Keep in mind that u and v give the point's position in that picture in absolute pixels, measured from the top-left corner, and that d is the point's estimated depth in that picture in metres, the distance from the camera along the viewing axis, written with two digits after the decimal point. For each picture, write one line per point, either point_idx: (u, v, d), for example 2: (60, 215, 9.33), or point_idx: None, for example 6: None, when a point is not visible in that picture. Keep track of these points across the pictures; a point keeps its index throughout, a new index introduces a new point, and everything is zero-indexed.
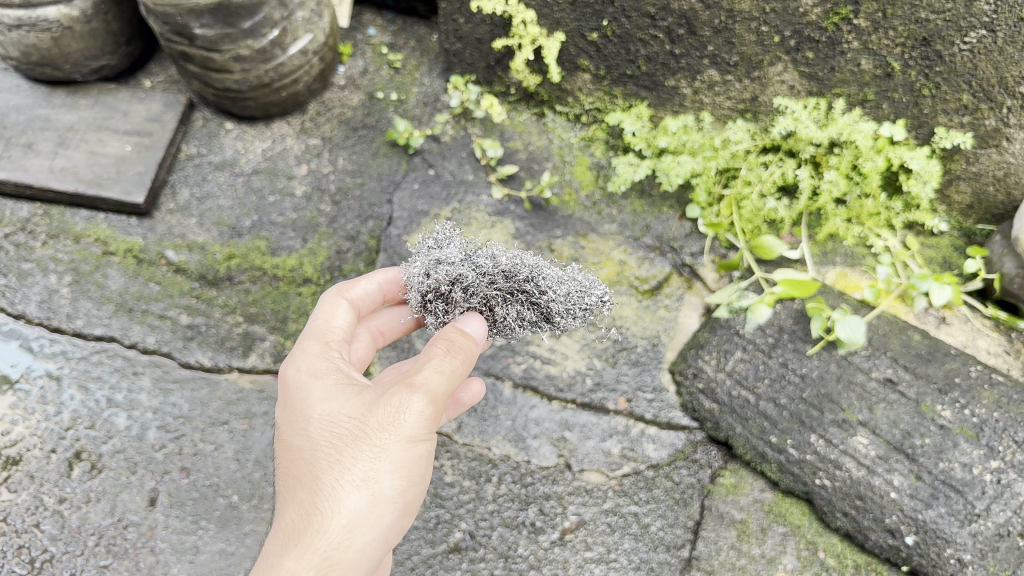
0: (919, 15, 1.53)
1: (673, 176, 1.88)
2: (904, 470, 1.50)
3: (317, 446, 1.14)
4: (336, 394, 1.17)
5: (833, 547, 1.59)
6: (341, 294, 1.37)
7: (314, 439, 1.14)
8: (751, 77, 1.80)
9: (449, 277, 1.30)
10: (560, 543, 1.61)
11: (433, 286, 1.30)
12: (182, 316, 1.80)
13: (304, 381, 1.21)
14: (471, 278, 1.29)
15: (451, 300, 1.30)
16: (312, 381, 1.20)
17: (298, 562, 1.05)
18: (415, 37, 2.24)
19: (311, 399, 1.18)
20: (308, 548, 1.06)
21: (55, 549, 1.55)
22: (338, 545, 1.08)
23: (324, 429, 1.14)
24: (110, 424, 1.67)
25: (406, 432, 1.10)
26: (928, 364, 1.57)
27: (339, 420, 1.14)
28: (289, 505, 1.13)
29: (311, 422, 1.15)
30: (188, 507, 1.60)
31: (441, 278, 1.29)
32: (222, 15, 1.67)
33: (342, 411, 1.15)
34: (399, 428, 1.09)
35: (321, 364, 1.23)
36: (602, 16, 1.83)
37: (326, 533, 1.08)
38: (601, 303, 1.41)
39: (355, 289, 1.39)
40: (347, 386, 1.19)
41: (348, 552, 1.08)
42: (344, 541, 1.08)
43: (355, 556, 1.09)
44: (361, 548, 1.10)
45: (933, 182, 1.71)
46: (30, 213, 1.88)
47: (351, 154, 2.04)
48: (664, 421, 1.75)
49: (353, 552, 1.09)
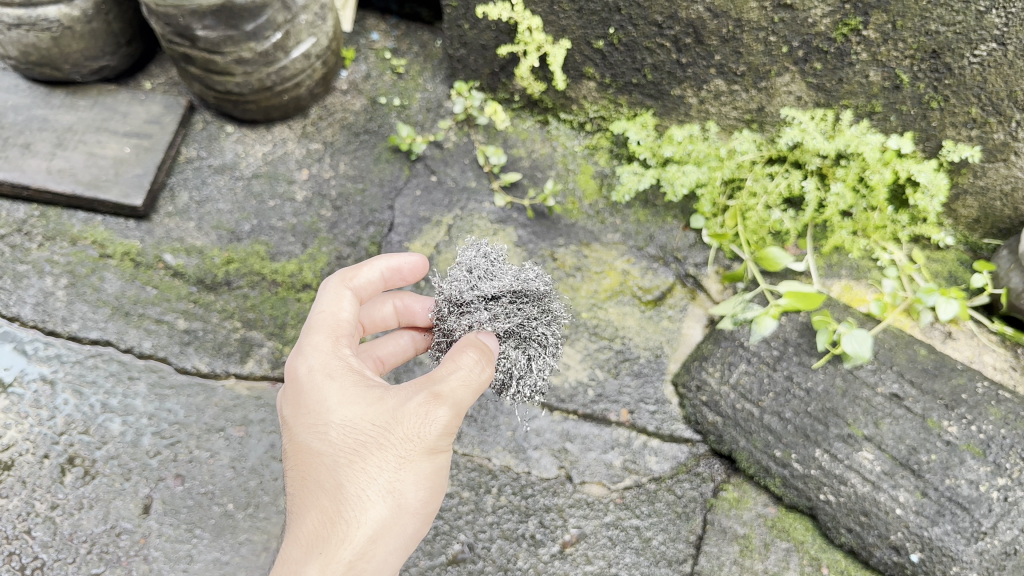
0: (929, 26, 1.52)
1: (677, 187, 1.87)
2: (910, 486, 1.48)
3: (337, 453, 1.13)
4: (355, 397, 1.16)
5: (837, 563, 1.57)
6: (344, 283, 1.31)
7: (334, 446, 1.13)
8: (758, 87, 1.79)
9: (539, 297, 1.40)
10: (560, 557, 1.59)
11: (522, 291, 1.37)
12: (179, 320, 1.77)
13: (318, 382, 1.18)
14: (546, 308, 1.42)
15: (519, 312, 1.37)
16: (328, 382, 1.17)
17: (325, 571, 1.06)
18: (419, 42, 2.23)
19: (330, 402, 1.15)
20: (334, 556, 1.07)
21: (46, 557, 1.52)
22: (363, 554, 1.10)
23: (345, 435, 1.13)
24: (104, 430, 1.64)
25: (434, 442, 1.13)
26: (934, 379, 1.55)
27: (361, 427, 1.13)
28: (309, 511, 1.13)
29: (332, 427, 1.13)
30: (182, 515, 1.57)
31: (533, 293, 1.39)
32: (225, 18, 1.66)
33: (364, 417, 1.14)
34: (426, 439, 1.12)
35: (335, 363, 1.20)
36: (608, 24, 1.82)
37: (352, 543, 1.09)
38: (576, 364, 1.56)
39: (358, 277, 1.33)
40: (365, 390, 1.17)
41: (372, 561, 1.11)
42: (368, 550, 1.10)
43: (377, 564, 1.12)
44: (383, 557, 1.13)
45: (941, 196, 1.70)
46: (27, 214, 1.86)
47: (353, 159, 2.02)
48: (667, 434, 1.73)
49: (376, 561, 1.12)
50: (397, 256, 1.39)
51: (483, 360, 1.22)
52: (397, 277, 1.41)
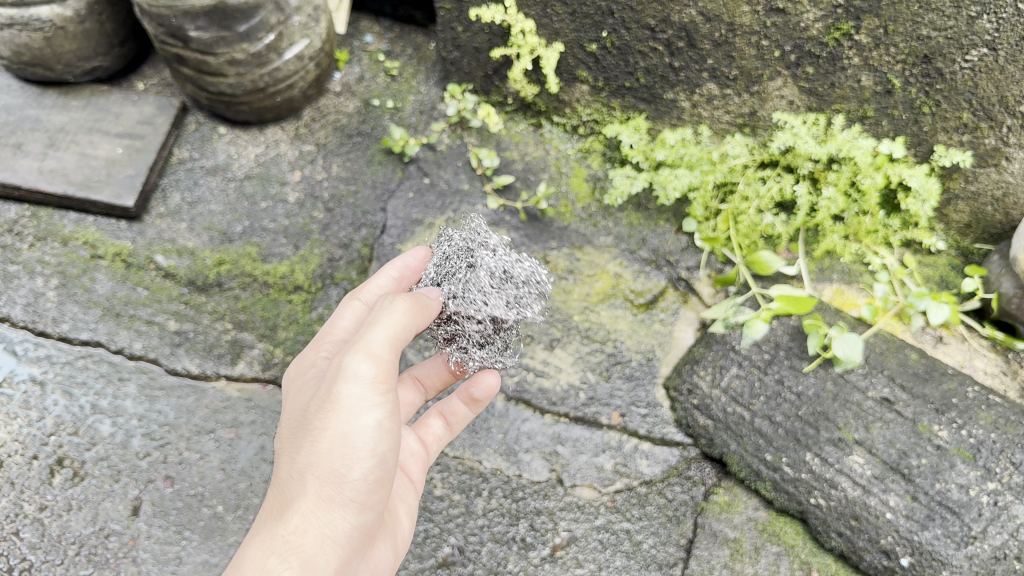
0: (920, 32, 1.54)
1: (669, 190, 1.88)
2: (901, 490, 1.48)
3: (283, 439, 1.18)
4: (301, 388, 1.21)
5: (828, 567, 1.56)
6: (354, 297, 1.37)
7: (282, 435, 1.18)
8: (751, 91, 1.80)
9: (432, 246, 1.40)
10: (550, 560, 1.58)
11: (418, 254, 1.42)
12: (170, 322, 1.77)
13: (290, 384, 1.28)
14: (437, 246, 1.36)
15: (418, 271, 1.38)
16: (291, 382, 1.26)
17: (258, 548, 1.07)
18: (412, 45, 2.23)
19: (287, 398, 1.23)
20: (271, 532, 1.08)
21: (34, 558, 1.51)
22: (296, 530, 1.08)
23: (289, 423, 1.18)
24: (94, 431, 1.63)
25: (344, 401, 1.08)
26: (925, 383, 1.55)
27: (297, 410, 1.16)
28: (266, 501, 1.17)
29: (280, 419, 1.20)
30: (171, 516, 1.56)
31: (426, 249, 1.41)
32: (217, 18, 1.67)
33: (300, 401, 1.17)
34: (336, 400, 1.08)
35: (301, 364, 1.28)
36: (601, 27, 1.83)
37: (287, 518, 1.08)
38: (519, 274, 1.32)
39: (369, 288, 1.37)
40: (310, 378, 1.21)
41: (307, 537, 1.08)
42: (301, 526, 1.08)
43: (315, 538, 1.08)
44: (320, 528, 1.09)
45: (932, 201, 1.71)
46: (17, 214, 1.85)
47: (346, 161, 2.02)
48: (658, 437, 1.73)
49: (313, 536, 1.08)
50: (399, 259, 1.41)
51: (398, 298, 1.16)
52: (413, 281, 1.43)
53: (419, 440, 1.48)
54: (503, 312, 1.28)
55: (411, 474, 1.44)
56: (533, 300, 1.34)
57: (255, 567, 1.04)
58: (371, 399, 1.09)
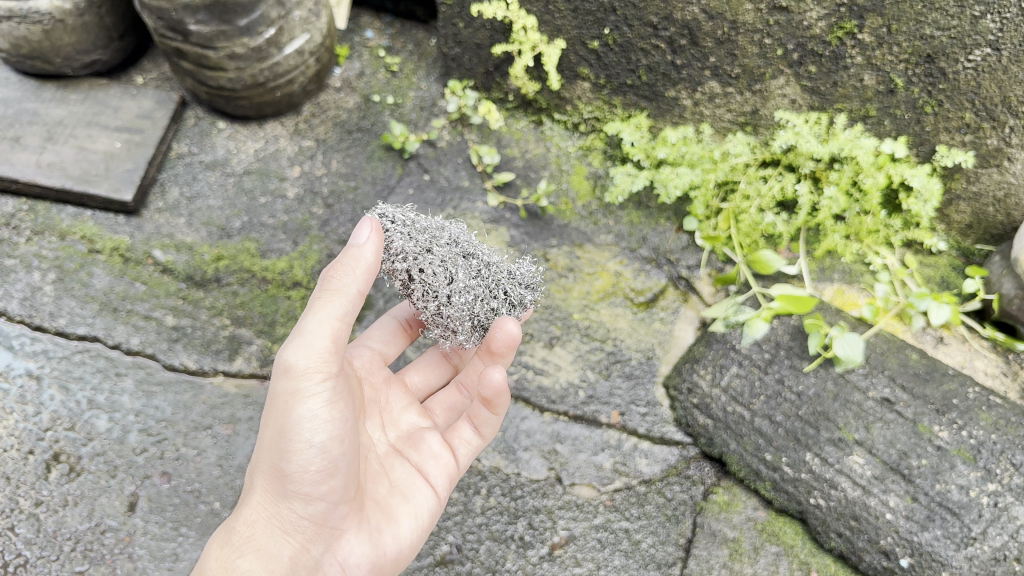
0: (924, 31, 1.53)
1: (671, 188, 1.87)
2: (900, 491, 1.47)
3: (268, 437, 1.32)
4: None
5: (827, 568, 1.55)
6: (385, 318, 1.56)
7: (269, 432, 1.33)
8: (753, 90, 1.79)
9: None
10: (548, 559, 1.57)
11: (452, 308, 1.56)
12: (168, 317, 1.76)
13: None
14: None
15: None
16: None
17: (226, 536, 1.23)
18: (413, 41, 2.22)
19: None
20: (232, 523, 1.23)
21: (29, 554, 1.49)
22: (250, 522, 1.21)
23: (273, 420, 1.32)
24: (90, 426, 1.62)
25: (279, 396, 1.15)
26: (926, 384, 1.55)
27: None
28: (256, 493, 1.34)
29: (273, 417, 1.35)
30: (168, 513, 1.55)
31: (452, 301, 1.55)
32: (218, 12, 1.67)
33: None
34: (276, 396, 1.16)
35: None
36: (603, 24, 1.82)
37: (245, 509, 1.23)
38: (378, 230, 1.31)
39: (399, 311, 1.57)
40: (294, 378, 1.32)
41: (256, 528, 1.20)
42: (252, 517, 1.21)
43: (263, 528, 1.20)
44: (268, 519, 1.20)
45: (934, 201, 1.70)
46: (14, 208, 1.84)
47: (345, 157, 2.01)
48: (658, 436, 1.72)
49: (260, 526, 1.20)
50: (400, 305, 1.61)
51: (335, 277, 1.14)
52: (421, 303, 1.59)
53: (446, 442, 1.44)
54: (391, 265, 1.27)
55: (431, 476, 1.40)
56: (402, 230, 1.28)
57: (216, 555, 1.21)
58: (305, 391, 1.12)
